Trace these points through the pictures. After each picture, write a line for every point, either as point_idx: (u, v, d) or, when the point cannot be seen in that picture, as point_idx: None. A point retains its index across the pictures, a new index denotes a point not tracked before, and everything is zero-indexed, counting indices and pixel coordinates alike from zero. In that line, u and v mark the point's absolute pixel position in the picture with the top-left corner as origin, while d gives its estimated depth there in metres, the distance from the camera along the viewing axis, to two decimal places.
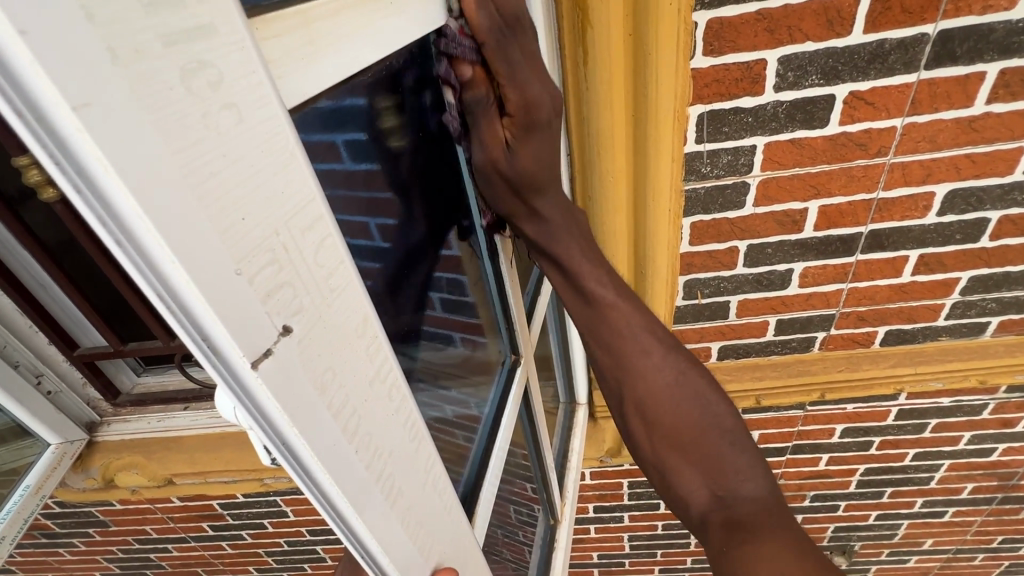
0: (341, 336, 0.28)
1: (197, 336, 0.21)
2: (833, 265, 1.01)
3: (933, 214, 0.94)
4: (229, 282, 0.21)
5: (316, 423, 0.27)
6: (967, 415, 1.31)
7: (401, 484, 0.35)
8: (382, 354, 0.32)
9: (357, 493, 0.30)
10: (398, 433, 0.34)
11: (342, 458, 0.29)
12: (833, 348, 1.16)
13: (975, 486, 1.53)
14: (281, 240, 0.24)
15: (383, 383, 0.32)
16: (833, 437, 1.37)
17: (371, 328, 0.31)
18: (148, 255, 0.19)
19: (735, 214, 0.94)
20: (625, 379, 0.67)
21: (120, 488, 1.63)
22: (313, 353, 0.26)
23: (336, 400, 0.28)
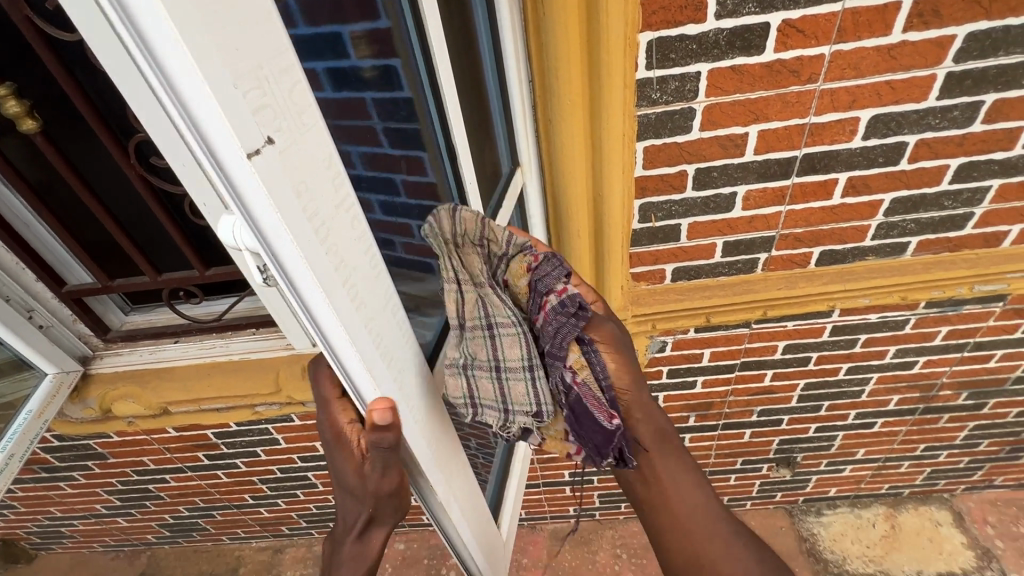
0: (310, 160, 0.39)
1: (210, 133, 0.31)
2: (772, 189, 1.12)
3: (859, 138, 1.05)
4: (232, 95, 0.31)
5: (296, 220, 0.38)
6: (892, 330, 1.47)
7: (361, 294, 0.47)
8: (343, 185, 0.43)
9: (328, 283, 0.42)
10: (357, 253, 0.46)
11: (315, 254, 0.40)
12: (774, 268, 1.30)
13: (900, 397, 1.72)
14: (264, 74, 0.33)
15: (345, 208, 0.43)
16: (775, 354, 1.53)
17: (335, 163, 0.42)
18: (178, 63, 0.28)
19: (684, 139, 1.04)
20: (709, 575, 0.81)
21: (116, 420, 1.73)
22: (292, 167, 0.37)
23: (309, 207, 0.39)
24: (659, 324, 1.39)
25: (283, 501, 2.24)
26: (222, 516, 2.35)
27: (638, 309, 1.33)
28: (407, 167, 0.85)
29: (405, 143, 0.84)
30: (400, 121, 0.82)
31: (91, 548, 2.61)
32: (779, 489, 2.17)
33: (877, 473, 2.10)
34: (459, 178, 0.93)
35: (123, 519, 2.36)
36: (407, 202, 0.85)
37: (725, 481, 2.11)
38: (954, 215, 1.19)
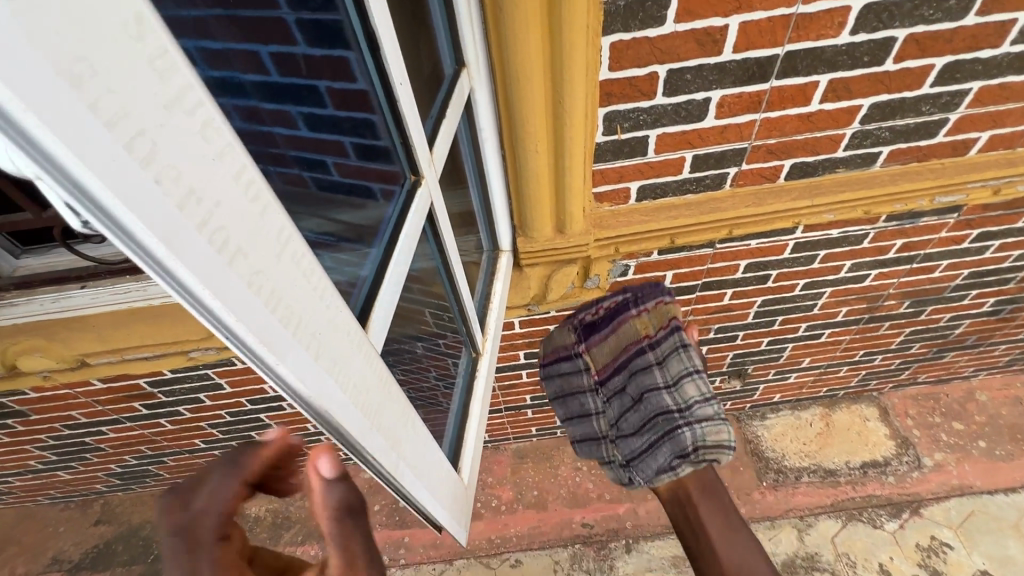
0: (92, 21, 0.22)
1: None
2: (748, 94, 1.01)
3: (847, 33, 0.93)
4: None
5: (88, 140, 0.22)
6: (850, 245, 1.45)
7: (243, 245, 0.32)
8: (177, 73, 0.26)
9: (176, 239, 0.27)
10: (225, 186, 0.31)
11: (141, 194, 0.25)
12: (742, 184, 1.22)
13: (848, 310, 1.76)
14: None
15: (184, 109, 0.27)
16: (736, 273, 1.50)
17: (153, 33, 0.25)
18: None
19: (656, 32, 0.89)
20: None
21: (29, 375, 1.55)
22: (48, 38, 0.20)
23: (106, 110, 0.23)
24: (622, 246, 1.30)
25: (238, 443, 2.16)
26: (175, 461, 2.26)
27: (601, 232, 1.24)
28: (332, 73, 0.66)
29: (329, 39, 0.65)
30: (315, 11, 0.62)
31: (36, 501, 2.49)
32: (728, 399, 2.27)
33: (818, 380, 2.23)
34: (386, 85, 0.71)
35: (65, 472, 2.23)
36: (338, 116, 0.69)
37: None
38: (929, 121, 1.13)
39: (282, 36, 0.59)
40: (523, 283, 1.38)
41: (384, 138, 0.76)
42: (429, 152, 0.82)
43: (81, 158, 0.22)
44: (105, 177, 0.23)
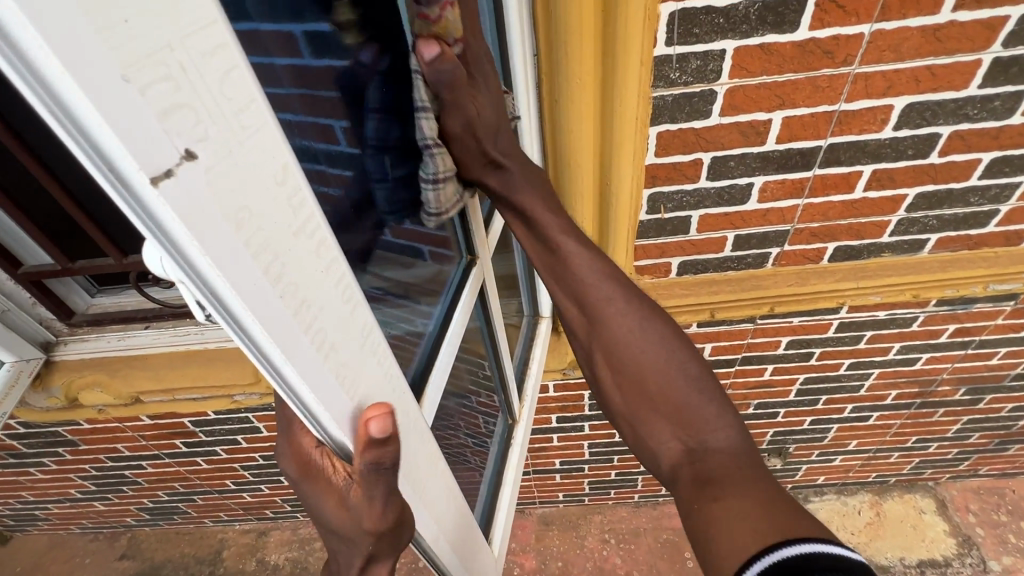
0: (256, 178, 0.29)
1: (95, 154, 0.22)
2: (791, 180, 1.04)
3: (890, 128, 0.96)
4: (117, 88, 0.21)
5: (234, 262, 0.29)
6: (898, 327, 1.42)
7: (334, 340, 0.38)
8: (309, 210, 0.33)
9: (282, 339, 0.33)
10: (330, 293, 0.37)
11: (264, 301, 0.31)
12: (785, 264, 1.22)
13: (898, 393, 1.69)
14: (176, 57, 0.23)
15: (310, 237, 0.34)
16: (778, 349, 1.48)
17: (299, 184, 0.32)
18: (13, 41, 0.18)
19: (701, 124, 0.94)
20: (599, 329, 0.80)
21: (85, 408, 1.63)
22: (226, 193, 0.27)
23: (254, 241, 0.29)
24: None
25: (266, 487, 2.18)
26: (204, 501, 2.29)
27: None
28: None
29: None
30: (387, 96, 0.70)
31: (68, 529, 2.54)
32: None
33: (866, 464, 2.10)
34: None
35: (100, 503, 2.29)
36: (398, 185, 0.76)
37: None
38: (978, 212, 1.12)
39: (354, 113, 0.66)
40: (560, 348, 1.41)
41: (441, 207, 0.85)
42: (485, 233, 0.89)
43: (226, 274, 0.28)
44: (239, 287, 0.29)
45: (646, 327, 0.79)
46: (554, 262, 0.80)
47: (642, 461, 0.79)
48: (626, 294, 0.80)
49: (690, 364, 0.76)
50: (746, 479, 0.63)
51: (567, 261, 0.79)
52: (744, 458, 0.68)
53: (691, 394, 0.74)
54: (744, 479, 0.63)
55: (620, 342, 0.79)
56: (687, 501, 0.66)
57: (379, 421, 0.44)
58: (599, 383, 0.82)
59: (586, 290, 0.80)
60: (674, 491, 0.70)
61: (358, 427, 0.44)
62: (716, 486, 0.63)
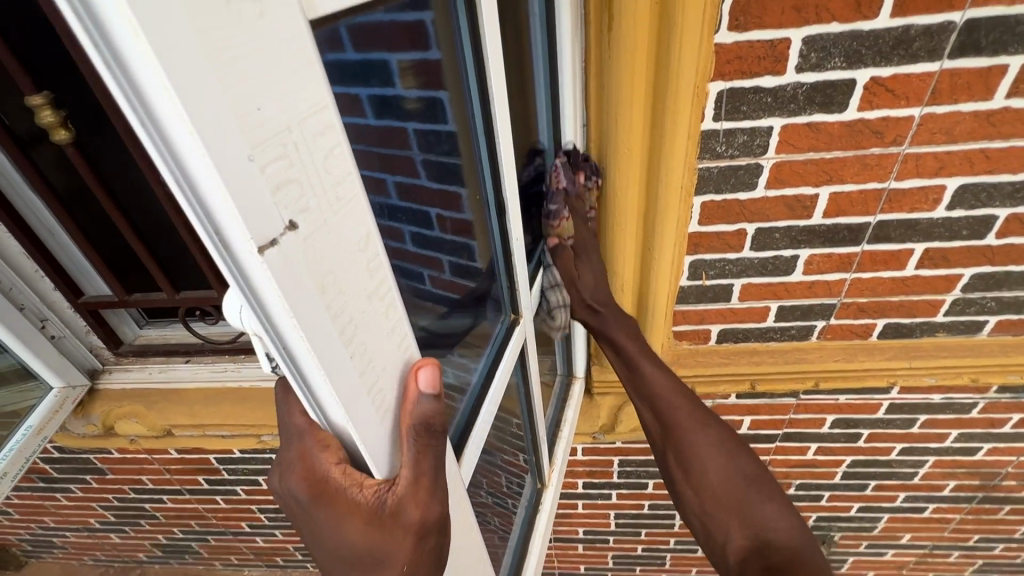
0: (343, 243, 0.32)
1: (214, 219, 0.25)
2: (838, 255, 1.02)
3: (942, 208, 0.95)
4: (243, 165, 0.25)
5: (317, 322, 0.31)
6: (956, 413, 1.33)
7: (391, 399, 0.40)
8: (382, 274, 0.36)
9: (348, 395, 0.35)
10: (392, 353, 0.39)
11: (337, 361, 0.33)
12: (831, 338, 1.18)
13: (956, 484, 1.56)
14: (293, 138, 0.27)
15: (381, 299, 0.36)
16: (823, 427, 1.40)
17: (376, 248, 0.35)
18: (172, 130, 0.22)
19: (747, 196, 0.95)
20: (680, 462, 0.94)
21: (119, 437, 1.66)
22: (317, 257, 0.30)
23: (334, 303, 0.32)
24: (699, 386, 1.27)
25: (280, 533, 2.13)
26: (217, 542, 2.25)
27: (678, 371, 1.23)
28: (445, 202, 0.77)
29: (448, 178, 0.76)
30: (441, 155, 0.74)
31: (81, 560, 2.52)
32: None
33: (921, 562, 1.92)
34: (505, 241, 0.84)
35: (116, 535, 2.27)
36: (443, 237, 0.78)
37: None
38: None
39: (409, 170, 0.68)
40: (593, 412, 1.38)
41: (484, 260, 0.88)
42: (528, 294, 0.93)
43: (308, 336, 0.30)
44: (318, 350, 0.31)
45: (712, 438, 0.93)
46: (638, 384, 0.98)
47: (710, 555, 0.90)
48: (699, 413, 0.96)
49: (747, 466, 0.92)
50: (811, 561, 0.79)
51: (648, 380, 0.97)
52: (803, 550, 0.81)
53: (754, 494, 0.88)
54: (813, 570, 0.78)
55: (695, 456, 0.93)
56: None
57: (428, 374, 0.42)
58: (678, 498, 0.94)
59: (664, 403, 0.96)
60: None
61: (407, 385, 0.41)
62: (784, 572, 0.77)
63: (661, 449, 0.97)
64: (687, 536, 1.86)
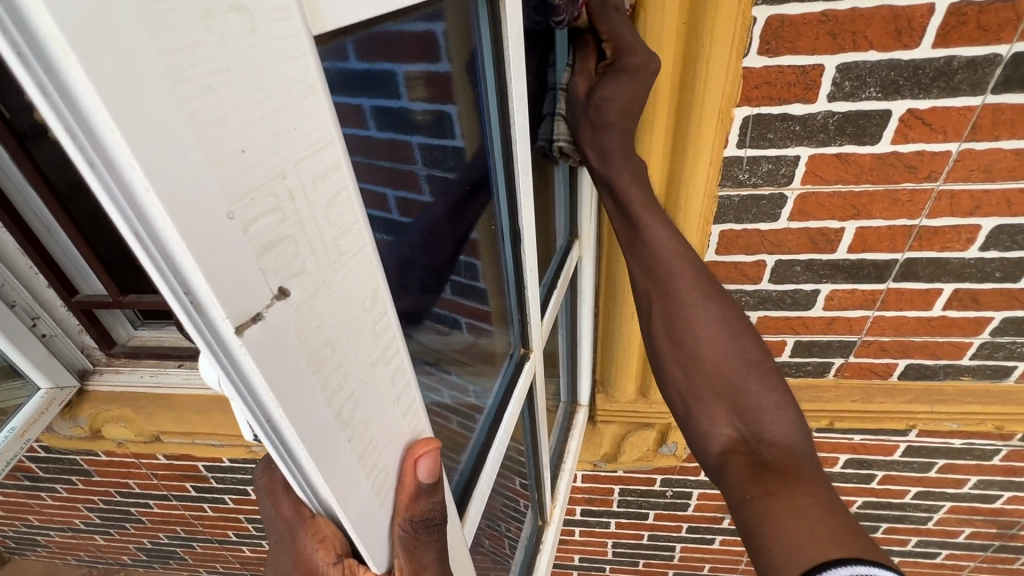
0: (344, 308, 0.28)
1: (182, 292, 0.21)
2: (862, 291, 0.97)
3: (975, 248, 0.90)
4: (218, 227, 0.20)
5: (308, 407, 0.27)
6: (976, 458, 1.27)
7: (392, 476, 0.35)
8: (389, 335, 0.32)
9: (341, 480, 0.30)
10: (396, 424, 0.34)
11: (330, 447, 0.29)
12: (849, 376, 1.13)
13: (972, 531, 1.49)
14: (287, 190, 0.23)
15: (386, 365, 0.32)
16: (835, 466, 1.34)
17: (384, 306, 0.31)
18: (128, 185, 0.18)
19: (769, 227, 0.91)
20: (662, 297, 0.74)
21: (106, 440, 1.62)
22: (311, 328, 0.26)
23: (331, 380, 0.28)
24: None
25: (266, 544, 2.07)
26: (202, 549, 2.19)
27: None
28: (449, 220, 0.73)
29: (456, 196, 0.71)
30: (448, 170, 0.69)
31: (64, 559, 2.47)
32: None
33: None
34: (518, 268, 0.79)
35: (101, 537, 2.23)
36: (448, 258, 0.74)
37: None
38: None
39: (412, 185, 0.63)
40: (596, 441, 1.32)
41: (489, 281, 0.82)
42: (539, 324, 0.87)
43: (295, 424, 0.26)
44: (306, 438, 0.27)
45: (714, 312, 0.73)
46: (635, 238, 0.75)
47: (690, 448, 0.71)
48: (697, 277, 0.74)
49: (749, 345, 0.72)
50: (809, 472, 0.57)
51: (652, 243, 0.73)
52: (803, 455, 0.61)
53: (748, 377, 0.69)
54: (803, 474, 0.57)
55: (683, 318, 0.73)
56: (738, 489, 0.58)
57: (429, 460, 0.37)
58: (658, 362, 0.76)
59: (661, 265, 0.74)
60: (721, 484, 0.63)
61: (406, 471, 0.36)
62: (778, 474, 0.57)
63: (647, 313, 0.76)
64: (686, 569, 1.80)
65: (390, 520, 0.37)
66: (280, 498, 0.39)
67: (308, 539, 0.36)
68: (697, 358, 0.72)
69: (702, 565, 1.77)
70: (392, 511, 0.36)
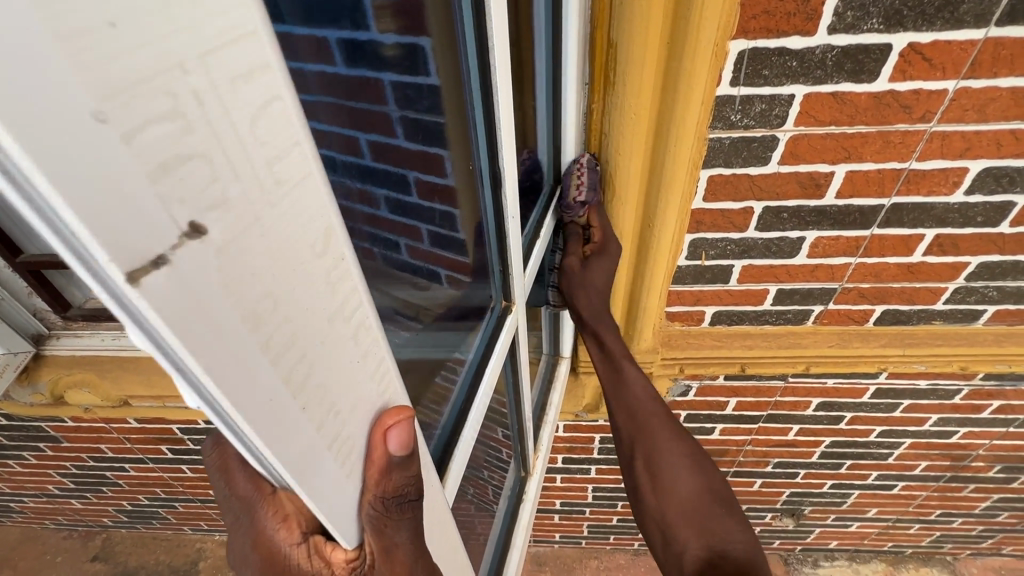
0: (285, 252, 0.23)
1: (45, 226, 0.15)
2: (846, 238, 0.97)
3: (961, 192, 0.89)
4: (91, 137, 0.15)
5: (246, 373, 0.22)
6: (940, 398, 1.33)
7: (359, 441, 0.32)
8: (346, 285, 0.27)
9: (295, 450, 0.27)
10: (361, 385, 0.31)
11: (277, 418, 0.25)
12: (827, 323, 1.14)
13: (928, 464, 1.59)
14: (191, 88, 0.17)
15: (343, 320, 0.28)
16: (807, 409, 1.39)
17: (341, 250, 0.26)
18: None
19: (758, 171, 0.87)
20: (640, 439, 0.92)
21: (71, 406, 1.55)
22: (243, 281, 0.21)
23: (273, 338, 0.23)
24: (687, 368, 1.23)
25: None
26: (185, 509, 2.19)
27: (668, 352, 1.18)
28: (423, 166, 0.66)
29: (427, 137, 0.65)
30: (421, 112, 0.62)
31: (42, 524, 2.44)
32: (778, 537, 2.04)
33: (883, 533, 1.99)
34: (499, 215, 0.74)
35: (77, 501, 2.19)
36: (423, 205, 0.68)
37: None
38: None
39: (382, 126, 0.58)
40: (577, 391, 1.33)
41: (467, 230, 0.76)
42: (522, 276, 0.85)
43: (231, 395, 0.22)
44: (247, 411, 0.23)
45: (684, 449, 0.90)
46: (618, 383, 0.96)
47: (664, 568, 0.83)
48: (664, 419, 0.93)
49: (714, 483, 0.88)
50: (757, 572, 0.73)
51: (631, 388, 0.95)
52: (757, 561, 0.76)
53: (715, 509, 0.84)
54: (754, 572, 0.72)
55: (660, 457, 0.90)
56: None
57: (400, 431, 0.34)
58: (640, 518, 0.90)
59: (640, 411, 0.94)
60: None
61: (376, 443, 0.34)
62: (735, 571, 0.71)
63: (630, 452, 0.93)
64: None
65: (359, 498, 0.34)
66: (232, 479, 0.36)
67: (269, 519, 0.35)
68: (671, 485, 0.87)
69: None
70: (360, 487, 0.34)
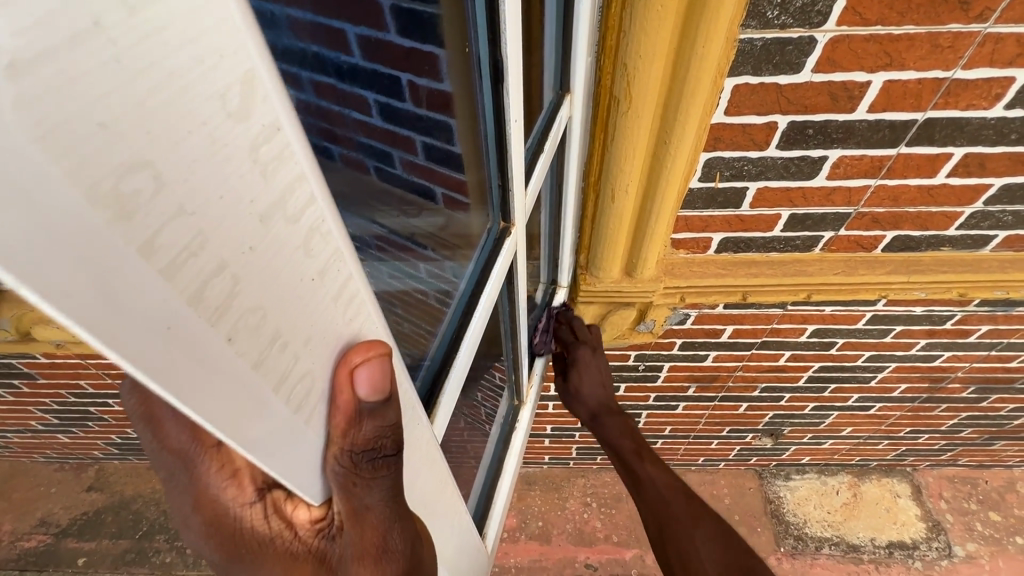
0: (154, 96, 0.16)
1: None
2: (870, 158, 0.90)
3: (1000, 106, 0.82)
4: None
5: (110, 283, 0.16)
6: (931, 324, 1.34)
7: (317, 377, 0.28)
8: (279, 174, 0.21)
9: (206, 386, 0.21)
10: (313, 307, 0.25)
11: (183, 346, 0.19)
12: (834, 250, 1.11)
13: (907, 386, 1.65)
14: None
15: (275, 220, 0.21)
16: (801, 336, 1.39)
17: (267, 110, 0.19)
18: None
19: (789, 80, 0.79)
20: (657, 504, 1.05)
21: (41, 341, 1.47)
22: (93, 136, 0.14)
23: (154, 238, 0.17)
24: (689, 297, 1.19)
25: None
26: None
27: (671, 281, 1.14)
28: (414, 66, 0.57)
29: (421, 33, 0.55)
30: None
31: (31, 458, 2.43)
32: (755, 454, 2.15)
33: (853, 449, 2.11)
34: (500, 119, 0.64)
35: (63, 436, 2.16)
36: (416, 112, 0.60)
37: (706, 445, 2.07)
38: None
39: (375, 20, 0.51)
40: None
41: (467, 143, 0.68)
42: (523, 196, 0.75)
43: (90, 322, 0.16)
44: (122, 336, 0.17)
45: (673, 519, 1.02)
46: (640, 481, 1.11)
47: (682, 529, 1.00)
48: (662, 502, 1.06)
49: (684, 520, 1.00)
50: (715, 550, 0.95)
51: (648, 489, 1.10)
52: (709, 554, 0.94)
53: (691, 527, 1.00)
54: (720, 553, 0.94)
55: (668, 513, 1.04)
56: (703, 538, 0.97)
57: (370, 370, 0.31)
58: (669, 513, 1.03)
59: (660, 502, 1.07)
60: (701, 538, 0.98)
61: (342, 386, 0.30)
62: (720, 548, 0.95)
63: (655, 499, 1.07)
64: (650, 431, 1.94)
65: (325, 449, 0.32)
66: (164, 432, 0.43)
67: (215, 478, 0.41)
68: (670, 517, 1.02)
69: (664, 426, 1.92)
70: (326, 436, 0.31)
